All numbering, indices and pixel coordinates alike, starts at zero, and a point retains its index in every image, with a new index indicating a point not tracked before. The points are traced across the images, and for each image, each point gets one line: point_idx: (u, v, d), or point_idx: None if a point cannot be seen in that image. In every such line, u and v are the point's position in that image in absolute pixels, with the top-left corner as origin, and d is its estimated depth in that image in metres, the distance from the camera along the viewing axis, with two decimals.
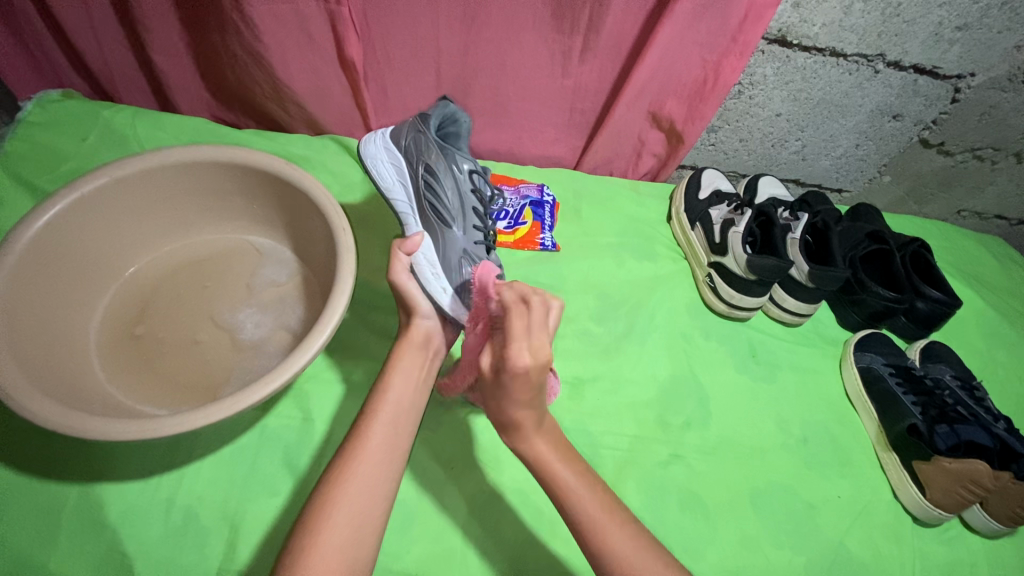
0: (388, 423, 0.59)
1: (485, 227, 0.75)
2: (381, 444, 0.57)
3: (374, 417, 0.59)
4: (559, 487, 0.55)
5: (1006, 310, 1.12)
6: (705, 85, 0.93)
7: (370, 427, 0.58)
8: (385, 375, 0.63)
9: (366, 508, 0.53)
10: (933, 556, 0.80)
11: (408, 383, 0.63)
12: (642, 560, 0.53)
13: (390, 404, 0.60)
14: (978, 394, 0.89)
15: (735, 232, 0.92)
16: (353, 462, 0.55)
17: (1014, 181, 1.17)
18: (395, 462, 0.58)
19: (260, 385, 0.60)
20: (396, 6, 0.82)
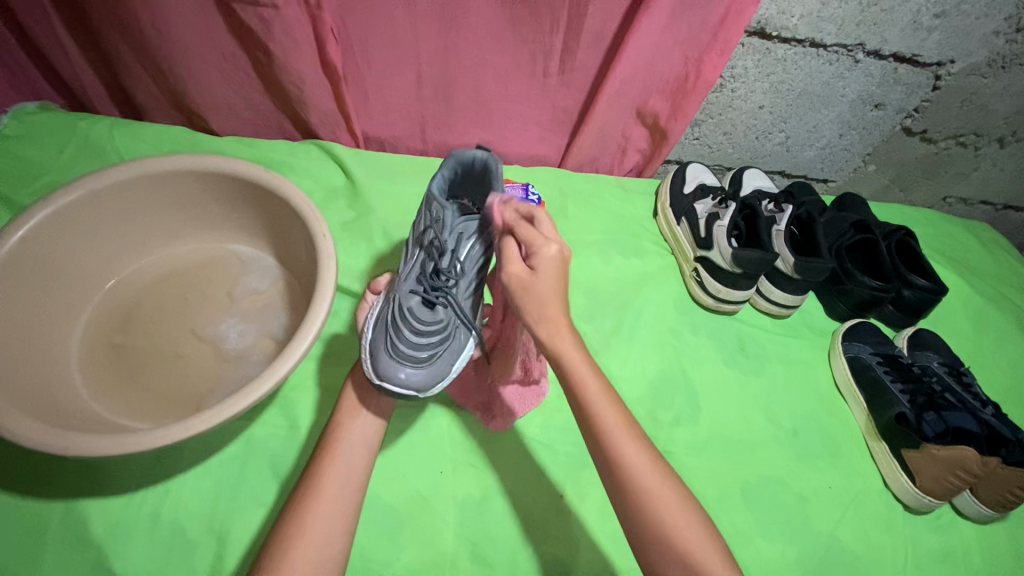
0: (342, 463, 0.59)
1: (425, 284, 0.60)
2: (335, 482, 0.58)
3: (330, 454, 0.60)
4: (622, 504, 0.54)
5: (993, 295, 1.13)
6: (686, 82, 0.93)
7: (325, 464, 0.59)
8: (338, 414, 0.64)
9: (324, 551, 0.53)
10: (924, 543, 0.81)
11: (358, 423, 0.63)
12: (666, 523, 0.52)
13: (345, 441, 0.61)
14: (966, 379, 0.89)
15: (720, 226, 0.92)
16: (309, 502, 0.56)
17: (998, 166, 1.18)
18: (352, 497, 0.58)
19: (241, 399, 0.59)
20: (373, 9, 0.82)
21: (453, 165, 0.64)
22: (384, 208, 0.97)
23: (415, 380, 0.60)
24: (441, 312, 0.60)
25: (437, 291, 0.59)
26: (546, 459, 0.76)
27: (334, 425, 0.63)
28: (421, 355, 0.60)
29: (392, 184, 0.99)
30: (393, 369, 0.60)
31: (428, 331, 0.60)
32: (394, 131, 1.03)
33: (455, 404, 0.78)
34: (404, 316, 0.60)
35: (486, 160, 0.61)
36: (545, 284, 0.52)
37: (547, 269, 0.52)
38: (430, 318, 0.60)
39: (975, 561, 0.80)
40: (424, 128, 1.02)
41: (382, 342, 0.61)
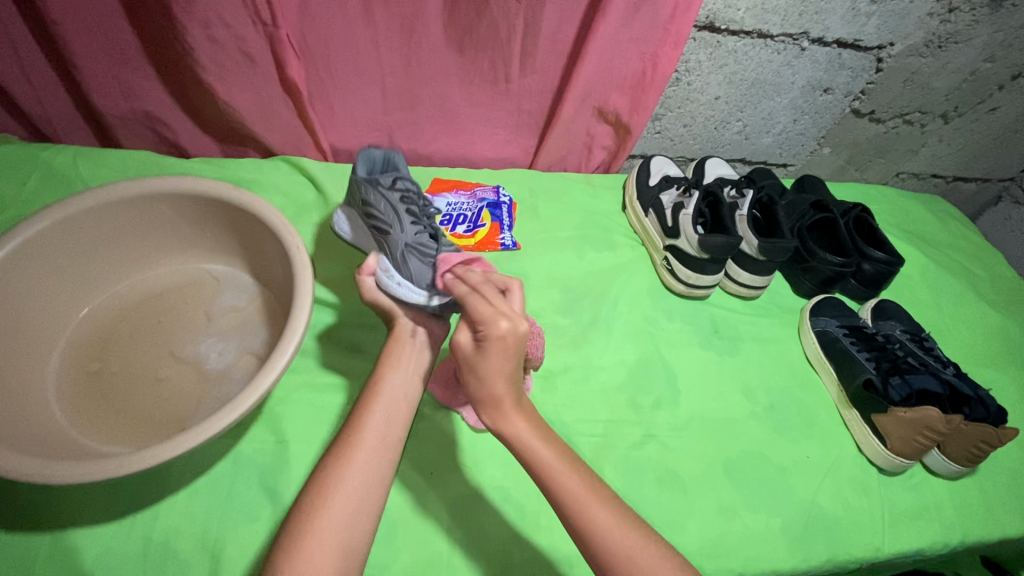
0: (382, 415, 0.61)
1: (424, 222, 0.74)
2: (376, 433, 0.59)
3: (370, 407, 0.61)
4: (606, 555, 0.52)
5: (947, 263, 1.18)
6: (644, 78, 0.97)
7: (364, 418, 0.60)
8: (377, 368, 0.65)
9: (364, 498, 0.55)
10: (901, 502, 0.84)
11: (400, 376, 0.65)
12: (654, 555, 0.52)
13: (385, 394, 0.63)
14: (927, 343, 0.93)
15: (685, 215, 0.96)
16: (349, 451, 0.57)
17: (944, 140, 1.24)
18: (392, 449, 0.59)
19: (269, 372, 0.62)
20: (333, 25, 0.83)
21: (364, 159, 0.77)
22: None
23: None
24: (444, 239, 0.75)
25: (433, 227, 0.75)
26: None
27: (376, 377, 0.64)
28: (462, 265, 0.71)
29: None
30: None
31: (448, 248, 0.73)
32: (362, 143, 1.04)
33: (441, 406, 0.79)
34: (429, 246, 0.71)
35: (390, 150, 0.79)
36: (488, 362, 0.53)
37: (494, 350, 0.53)
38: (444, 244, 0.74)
39: (948, 514, 0.84)
40: (392, 138, 1.04)
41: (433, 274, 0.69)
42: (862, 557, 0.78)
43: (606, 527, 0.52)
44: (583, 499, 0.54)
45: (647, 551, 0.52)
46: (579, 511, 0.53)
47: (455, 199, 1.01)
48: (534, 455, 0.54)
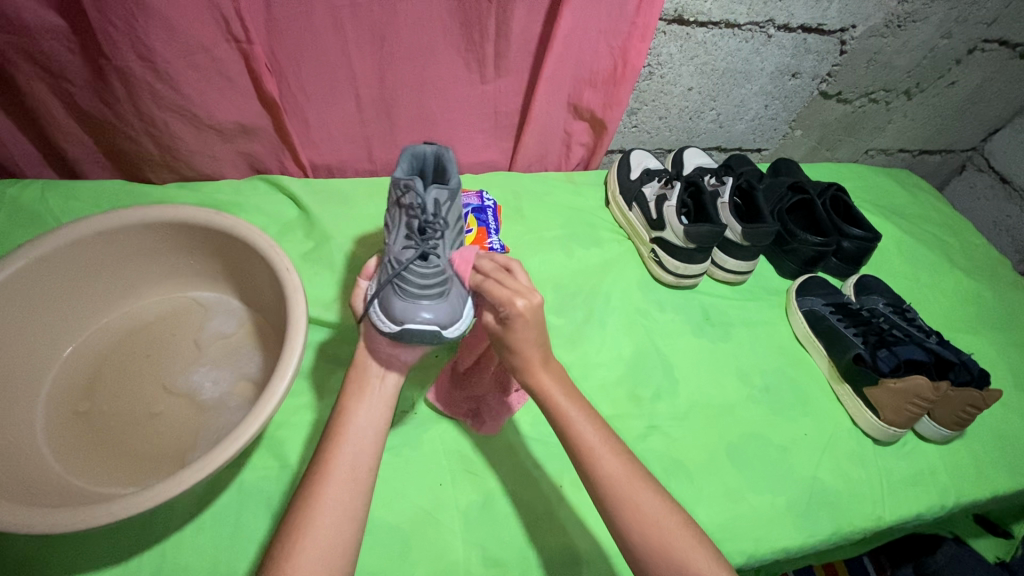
0: (350, 447, 0.57)
1: (415, 238, 0.60)
2: (343, 467, 0.55)
3: (337, 440, 0.57)
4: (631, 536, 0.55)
5: (920, 235, 1.23)
6: (616, 72, 0.97)
7: (334, 451, 0.56)
8: (343, 397, 0.61)
9: (336, 538, 0.52)
10: (897, 470, 0.87)
11: (366, 404, 0.60)
12: (673, 526, 0.55)
13: (353, 423, 0.59)
14: (909, 315, 0.96)
15: (669, 206, 0.96)
16: (317, 489, 0.54)
17: (908, 116, 1.28)
18: (365, 482, 0.56)
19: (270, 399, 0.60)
20: (303, 39, 0.82)
21: (409, 159, 0.65)
22: (343, 233, 0.97)
23: (434, 317, 0.59)
24: (437, 261, 0.60)
25: (430, 244, 0.61)
26: (540, 454, 0.78)
27: (341, 406, 0.60)
28: (438, 293, 0.60)
29: (347, 208, 0.99)
30: (415, 314, 0.58)
31: (429, 277, 0.60)
32: (340, 156, 1.03)
33: (444, 415, 0.79)
34: (403, 268, 0.60)
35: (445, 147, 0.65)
36: (519, 333, 0.57)
37: (526, 322, 0.56)
38: (430, 267, 0.60)
39: (943, 478, 0.87)
40: (370, 149, 1.03)
41: (394, 295, 0.60)
42: (863, 527, 0.80)
43: (626, 488, 0.56)
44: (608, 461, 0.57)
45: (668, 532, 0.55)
46: (590, 460, 0.57)
47: None
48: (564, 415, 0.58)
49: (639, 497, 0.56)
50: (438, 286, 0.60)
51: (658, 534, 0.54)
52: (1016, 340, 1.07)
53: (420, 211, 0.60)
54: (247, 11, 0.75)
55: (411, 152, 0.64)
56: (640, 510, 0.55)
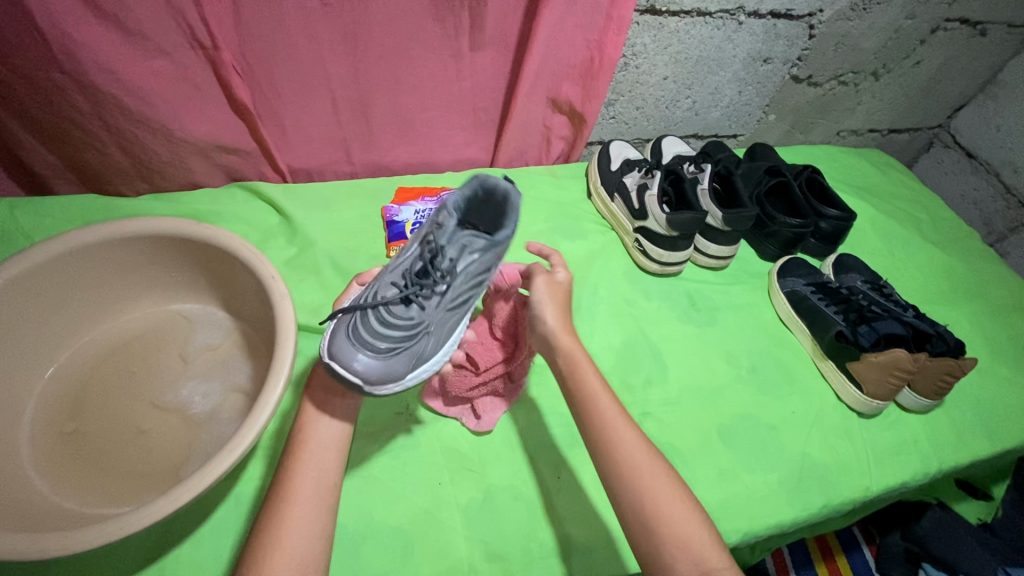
0: (311, 475, 0.57)
1: (409, 279, 0.60)
2: (305, 495, 0.55)
3: (297, 467, 0.57)
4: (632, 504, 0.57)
5: (893, 211, 1.26)
6: (592, 64, 0.98)
7: (298, 469, 0.57)
8: (299, 426, 0.61)
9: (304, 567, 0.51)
10: (882, 442, 0.89)
11: (322, 431, 0.60)
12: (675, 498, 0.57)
13: (312, 450, 0.59)
14: (886, 290, 0.99)
15: (650, 195, 0.97)
16: (280, 518, 0.53)
17: (877, 96, 1.31)
18: (330, 501, 0.57)
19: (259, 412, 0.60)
20: (274, 42, 0.81)
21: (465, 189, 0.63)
22: (326, 238, 0.96)
23: (368, 370, 0.57)
24: (412, 314, 0.59)
25: (417, 293, 0.60)
26: (536, 447, 0.79)
27: (298, 435, 0.60)
28: (388, 351, 0.58)
29: (328, 212, 0.98)
30: (353, 355, 0.57)
31: (394, 327, 0.58)
32: (318, 159, 1.02)
33: (439, 414, 0.79)
34: (377, 305, 0.59)
35: (516, 198, 0.59)
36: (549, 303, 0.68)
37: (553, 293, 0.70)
38: (400, 317, 0.59)
39: (925, 446, 0.90)
40: (349, 151, 1.02)
41: (348, 325, 0.58)
42: (852, 498, 0.83)
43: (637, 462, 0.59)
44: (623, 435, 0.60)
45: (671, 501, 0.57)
46: (604, 428, 0.60)
47: (423, 206, 1.00)
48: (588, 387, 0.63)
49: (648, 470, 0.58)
50: (394, 343, 0.58)
51: (663, 505, 0.56)
52: (988, 310, 1.11)
53: (433, 256, 0.59)
54: (213, 17, 0.74)
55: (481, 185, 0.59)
56: (648, 481, 0.57)
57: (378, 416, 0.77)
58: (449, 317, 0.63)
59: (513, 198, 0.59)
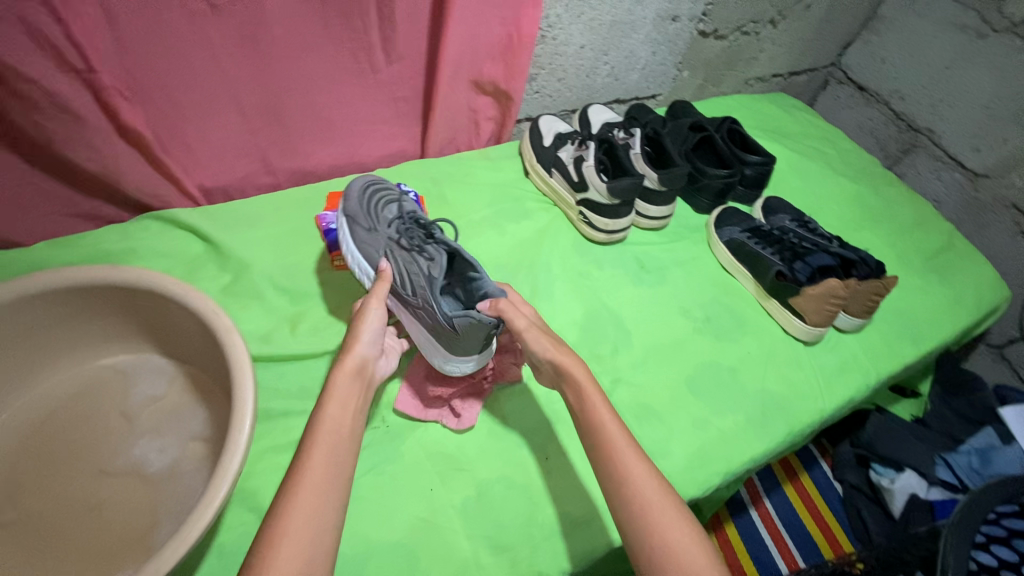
0: (309, 499, 0.51)
1: (418, 227, 0.79)
2: (304, 521, 0.49)
3: (297, 490, 0.51)
4: (642, 546, 0.56)
5: (804, 150, 1.35)
6: (512, 41, 0.97)
7: (305, 475, 0.53)
8: (298, 451, 0.56)
9: None
10: (827, 365, 0.97)
11: (319, 455, 0.55)
12: (681, 532, 0.56)
13: (309, 473, 0.53)
14: (811, 226, 1.06)
15: (588, 166, 0.98)
16: (274, 549, 0.47)
17: (776, 43, 1.38)
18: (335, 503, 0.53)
19: (242, 425, 0.58)
20: (163, 52, 0.73)
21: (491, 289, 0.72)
22: (261, 258, 0.89)
23: (355, 189, 0.85)
24: (392, 229, 0.81)
25: (409, 228, 0.79)
26: (521, 434, 0.79)
27: (300, 458, 0.55)
28: (362, 209, 0.82)
29: (258, 229, 0.91)
30: (362, 187, 0.86)
31: (383, 216, 0.82)
32: (236, 174, 0.94)
33: (417, 422, 0.77)
34: (409, 210, 0.82)
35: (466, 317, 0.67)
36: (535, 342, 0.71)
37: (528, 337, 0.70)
38: (391, 219, 0.81)
39: (863, 361, 0.99)
40: (269, 161, 0.95)
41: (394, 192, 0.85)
42: (810, 420, 0.90)
43: (643, 497, 0.58)
44: (632, 470, 0.60)
45: (684, 533, 0.56)
46: (617, 462, 0.61)
47: None
48: (597, 422, 0.64)
49: (655, 503, 0.58)
50: (368, 215, 0.82)
51: (676, 540, 0.55)
52: (896, 229, 1.22)
53: (429, 241, 0.76)
54: (83, 35, 0.66)
55: (486, 297, 0.72)
56: (654, 516, 0.57)
57: None
58: (377, 250, 0.79)
59: (466, 314, 0.68)
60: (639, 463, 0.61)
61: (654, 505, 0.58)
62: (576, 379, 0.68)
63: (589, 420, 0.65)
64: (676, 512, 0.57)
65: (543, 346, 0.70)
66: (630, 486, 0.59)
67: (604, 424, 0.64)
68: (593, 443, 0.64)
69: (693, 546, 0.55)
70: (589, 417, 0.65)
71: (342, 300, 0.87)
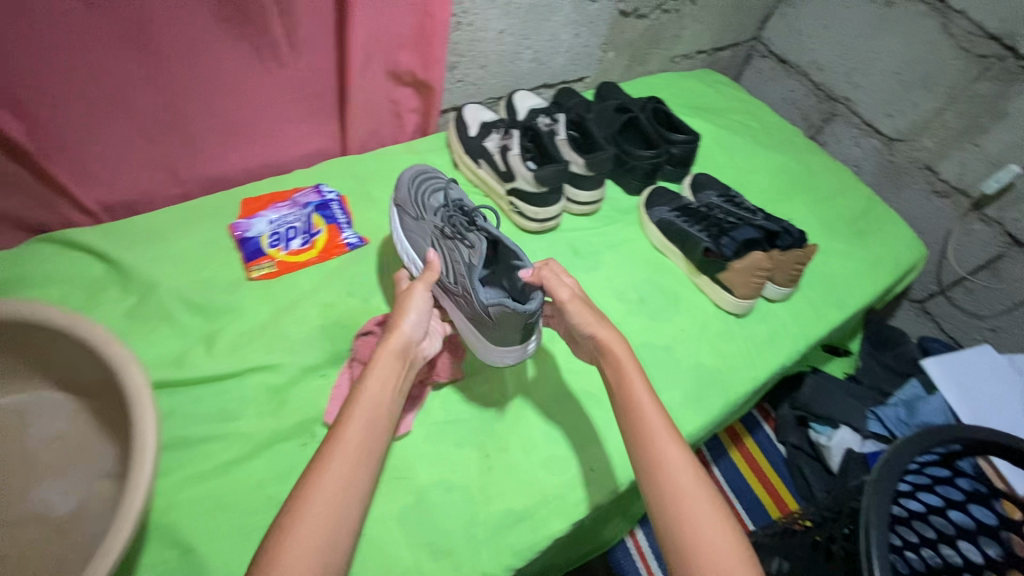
0: (318, 515, 0.50)
1: (456, 211, 0.78)
2: (315, 537, 0.49)
3: (306, 504, 0.51)
4: (670, 527, 0.56)
5: (730, 125, 1.37)
6: (425, 30, 0.94)
7: (315, 484, 0.52)
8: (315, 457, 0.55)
9: None
10: (758, 335, 1.00)
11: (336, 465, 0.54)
12: (709, 517, 0.56)
13: (321, 484, 0.52)
14: (737, 200, 1.08)
15: (513, 156, 0.97)
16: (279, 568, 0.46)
17: (697, 20, 1.40)
18: (353, 512, 0.53)
19: (148, 439, 0.55)
20: (29, 55, 0.66)
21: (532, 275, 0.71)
22: (170, 274, 0.83)
23: (409, 172, 0.87)
24: (434, 214, 0.80)
25: (450, 211, 0.78)
26: (461, 435, 0.77)
27: (317, 466, 0.54)
28: (410, 197, 0.84)
29: (165, 244, 0.85)
30: (410, 175, 0.87)
31: (427, 202, 0.83)
32: (136, 185, 0.87)
33: None
34: (449, 193, 0.82)
35: (506, 305, 0.68)
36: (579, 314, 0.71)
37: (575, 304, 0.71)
38: (433, 205, 0.82)
39: (792, 328, 1.02)
40: (173, 169, 0.89)
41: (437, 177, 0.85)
42: (745, 390, 0.92)
43: (675, 481, 0.58)
44: (668, 455, 0.60)
45: (715, 521, 0.55)
46: (653, 449, 0.60)
47: (278, 214, 0.91)
48: (634, 404, 0.64)
49: (690, 487, 0.58)
50: (415, 202, 0.83)
51: (707, 525, 0.55)
52: (819, 197, 1.26)
53: (469, 226, 0.75)
54: None
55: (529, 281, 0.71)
56: (687, 500, 0.57)
57: (283, 453, 0.71)
58: (426, 239, 0.81)
59: (503, 304, 0.68)
60: (677, 450, 0.60)
61: (686, 489, 0.58)
62: (617, 356, 0.67)
63: (628, 402, 0.64)
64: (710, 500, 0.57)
65: (584, 315, 0.71)
66: (662, 469, 0.59)
67: (647, 409, 0.63)
68: (629, 425, 0.63)
69: (721, 532, 0.55)
70: (629, 400, 0.64)
71: (262, 313, 0.82)
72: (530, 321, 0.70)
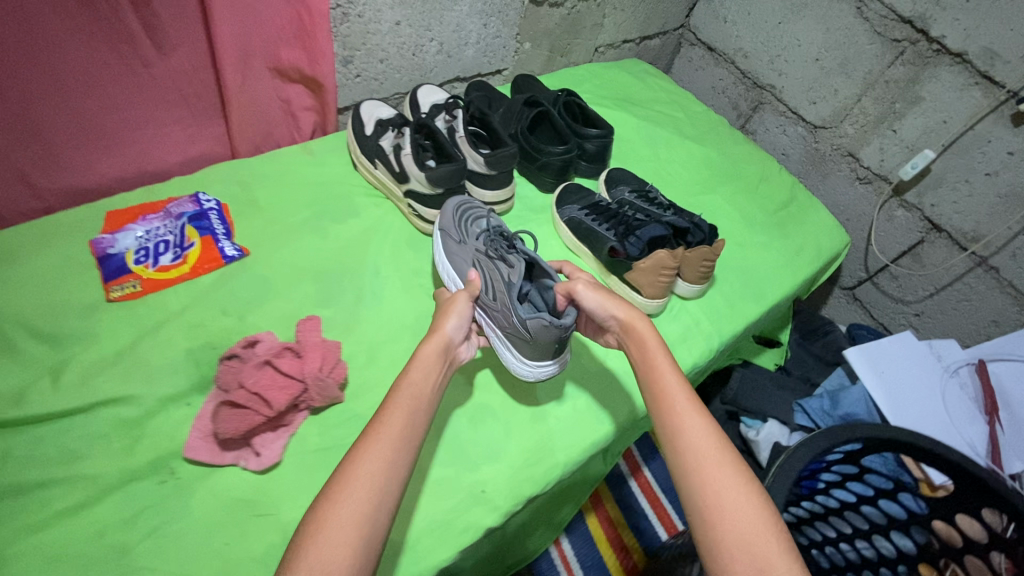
0: (342, 515, 0.47)
1: (501, 236, 0.81)
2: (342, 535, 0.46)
3: (333, 503, 0.48)
4: (695, 498, 0.54)
5: (653, 116, 1.34)
6: (303, 22, 0.87)
7: (344, 481, 0.50)
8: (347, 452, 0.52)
9: None
10: (670, 334, 0.97)
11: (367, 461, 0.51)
12: (732, 486, 0.53)
13: (351, 478, 0.50)
14: (650, 196, 1.05)
15: (406, 155, 0.91)
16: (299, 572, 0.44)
17: (618, 8, 1.36)
18: (387, 511, 0.50)
19: None
20: None
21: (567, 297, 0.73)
22: (14, 298, 0.74)
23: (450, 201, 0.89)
24: (477, 238, 0.83)
25: (494, 236, 0.82)
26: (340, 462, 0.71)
27: (347, 460, 0.52)
28: (454, 221, 0.86)
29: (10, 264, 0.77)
30: (452, 202, 0.89)
31: (467, 227, 0.85)
32: None
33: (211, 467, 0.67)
34: (491, 220, 0.85)
35: (542, 318, 0.68)
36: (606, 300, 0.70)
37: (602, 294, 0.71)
38: (478, 229, 0.85)
39: (705, 325, 0.99)
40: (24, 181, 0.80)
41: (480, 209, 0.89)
42: None
43: (698, 447, 0.56)
44: (688, 422, 0.58)
45: (739, 489, 0.53)
46: (675, 417, 0.59)
47: (148, 227, 0.84)
48: (654, 372, 0.63)
49: (713, 454, 0.55)
50: (458, 226, 0.85)
51: (731, 496, 0.52)
52: (741, 188, 1.24)
53: (513, 249, 0.78)
54: None
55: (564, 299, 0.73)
56: (712, 466, 0.54)
57: (131, 495, 0.64)
58: (467, 261, 0.82)
59: (540, 316, 0.69)
60: (698, 418, 0.58)
61: (709, 455, 0.55)
62: (638, 334, 0.67)
63: (650, 371, 0.63)
64: (733, 469, 0.54)
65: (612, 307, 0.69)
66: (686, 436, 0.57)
67: (668, 380, 0.62)
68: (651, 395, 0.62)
69: (746, 500, 0.52)
70: (650, 371, 0.63)
71: (120, 338, 0.74)
72: (565, 335, 0.71)
